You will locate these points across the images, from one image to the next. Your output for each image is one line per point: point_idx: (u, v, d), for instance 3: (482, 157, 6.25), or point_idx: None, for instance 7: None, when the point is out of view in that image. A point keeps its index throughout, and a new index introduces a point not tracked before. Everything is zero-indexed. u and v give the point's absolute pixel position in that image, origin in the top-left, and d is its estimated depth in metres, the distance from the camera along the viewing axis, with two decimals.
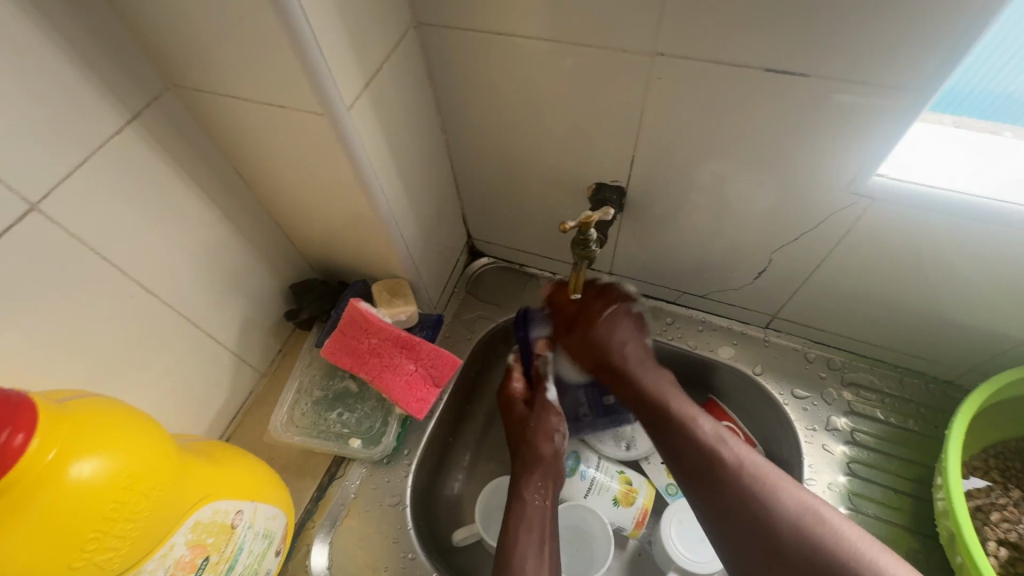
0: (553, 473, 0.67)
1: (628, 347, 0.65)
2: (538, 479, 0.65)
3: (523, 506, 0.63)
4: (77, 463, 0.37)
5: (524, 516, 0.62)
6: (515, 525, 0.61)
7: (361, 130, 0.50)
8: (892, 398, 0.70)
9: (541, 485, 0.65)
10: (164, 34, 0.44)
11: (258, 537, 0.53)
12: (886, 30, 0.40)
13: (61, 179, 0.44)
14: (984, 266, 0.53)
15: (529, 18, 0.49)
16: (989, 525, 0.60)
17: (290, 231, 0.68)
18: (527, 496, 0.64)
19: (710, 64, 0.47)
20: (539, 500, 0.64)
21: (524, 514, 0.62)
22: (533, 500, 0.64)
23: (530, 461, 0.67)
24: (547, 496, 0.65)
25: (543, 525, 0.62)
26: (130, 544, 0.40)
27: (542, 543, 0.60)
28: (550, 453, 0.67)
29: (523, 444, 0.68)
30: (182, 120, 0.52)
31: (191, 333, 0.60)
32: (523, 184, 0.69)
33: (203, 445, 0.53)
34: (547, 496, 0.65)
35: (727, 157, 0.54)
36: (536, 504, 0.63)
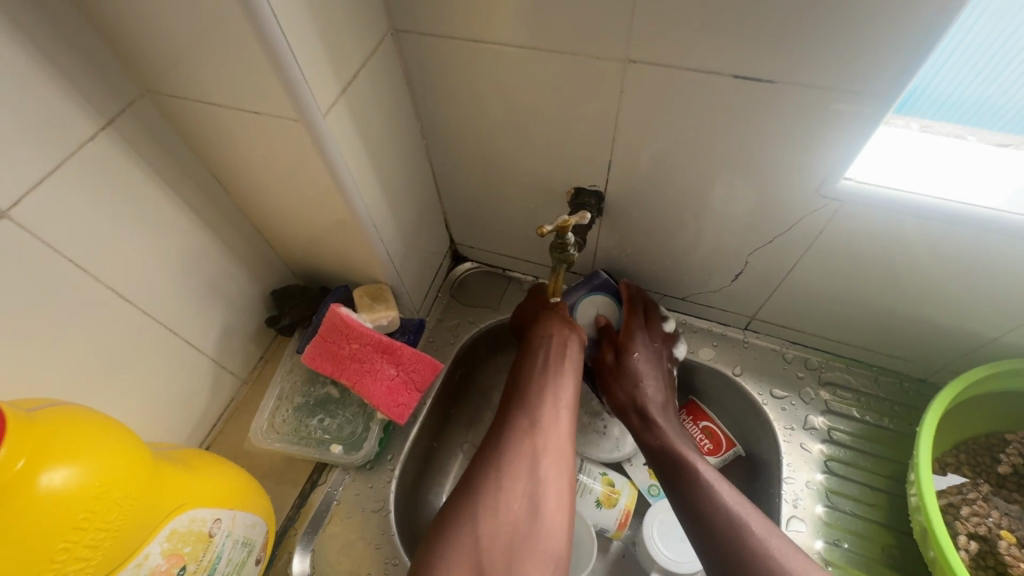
0: (577, 341, 0.68)
1: (649, 389, 0.68)
2: (557, 346, 0.67)
3: (547, 367, 0.65)
4: (46, 472, 0.36)
5: (542, 377, 0.65)
6: (536, 386, 0.64)
7: (338, 137, 0.51)
8: (867, 396, 0.72)
9: (564, 349, 0.67)
10: (138, 41, 0.45)
11: (237, 545, 0.53)
12: (848, 37, 0.41)
13: (32, 187, 0.43)
14: (951, 266, 0.54)
15: (503, 26, 0.50)
16: (960, 519, 0.61)
17: (269, 237, 0.68)
18: (549, 358, 0.66)
19: (680, 70, 0.48)
20: (560, 364, 0.66)
21: (549, 377, 0.65)
22: (561, 368, 0.65)
23: (556, 336, 0.67)
24: (573, 358, 0.67)
25: (565, 380, 0.65)
26: (103, 554, 0.40)
27: (559, 395, 0.64)
28: (577, 334, 0.69)
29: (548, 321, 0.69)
30: (157, 126, 0.52)
31: (170, 340, 0.60)
32: (503, 189, 0.70)
33: (180, 453, 0.53)
34: (572, 358, 0.67)
35: (701, 161, 0.56)
36: (551, 368, 0.65)
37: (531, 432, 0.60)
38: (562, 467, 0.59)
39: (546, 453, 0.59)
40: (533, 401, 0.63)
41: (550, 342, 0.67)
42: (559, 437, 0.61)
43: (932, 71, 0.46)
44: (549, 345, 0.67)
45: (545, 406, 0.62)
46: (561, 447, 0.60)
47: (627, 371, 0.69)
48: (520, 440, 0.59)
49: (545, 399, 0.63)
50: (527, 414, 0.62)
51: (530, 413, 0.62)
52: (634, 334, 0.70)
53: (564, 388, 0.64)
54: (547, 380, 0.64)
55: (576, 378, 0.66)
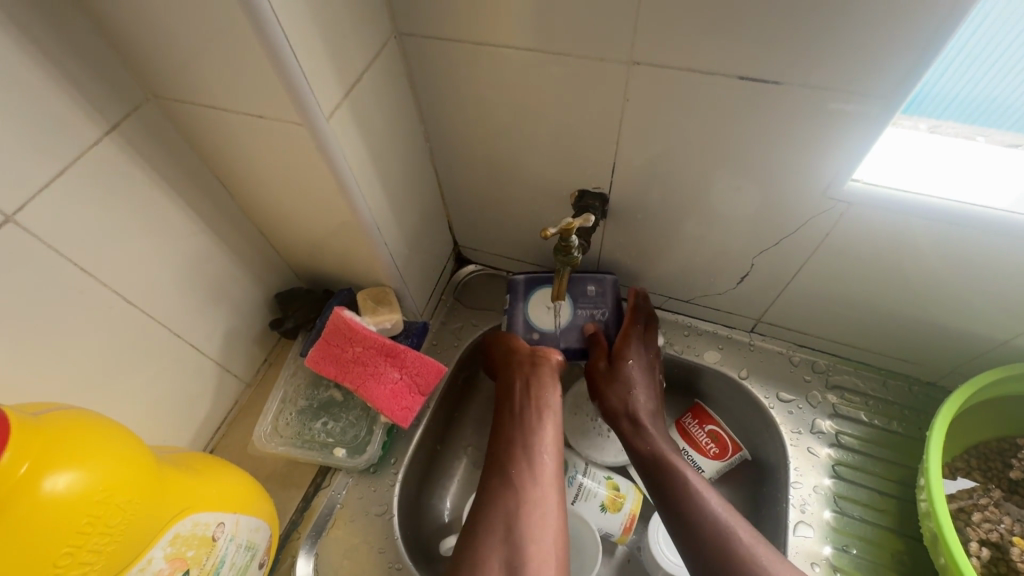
0: (550, 376, 0.68)
1: (639, 397, 0.67)
2: (522, 391, 0.67)
3: (518, 416, 0.66)
4: (50, 476, 0.36)
5: (513, 427, 0.65)
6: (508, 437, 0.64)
7: (342, 140, 0.51)
8: (876, 400, 0.71)
9: (533, 392, 0.67)
10: (142, 44, 0.45)
11: (241, 549, 0.53)
12: (856, 37, 0.41)
13: (37, 191, 0.43)
14: (962, 267, 0.53)
15: (507, 28, 0.50)
16: (971, 525, 0.60)
17: (274, 239, 0.68)
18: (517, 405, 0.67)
19: (685, 72, 0.47)
20: (530, 412, 0.66)
21: (522, 425, 0.65)
22: (533, 414, 0.66)
23: (521, 377, 0.68)
24: (546, 398, 0.67)
25: (541, 426, 0.65)
26: (107, 558, 0.40)
27: (533, 440, 0.63)
28: (548, 367, 0.69)
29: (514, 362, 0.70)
30: (162, 130, 0.52)
31: (175, 344, 0.60)
32: (507, 191, 0.69)
33: (184, 456, 0.53)
34: (543, 398, 0.67)
35: (706, 163, 0.55)
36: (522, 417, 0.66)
37: (510, 489, 0.60)
38: (548, 520, 0.58)
39: (528, 507, 0.58)
40: (508, 453, 0.63)
41: (517, 384, 0.68)
42: (543, 486, 0.60)
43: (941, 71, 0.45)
44: (517, 390, 0.68)
45: (518, 457, 0.62)
46: (546, 499, 0.59)
47: (619, 377, 0.68)
48: (499, 495, 0.59)
49: (516, 452, 0.63)
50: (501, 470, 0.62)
51: (511, 446, 0.64)
52: (627, 342, 0.69)
53: (540, 435, 0.64)
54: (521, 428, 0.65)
55: (552, 424, 0.66)
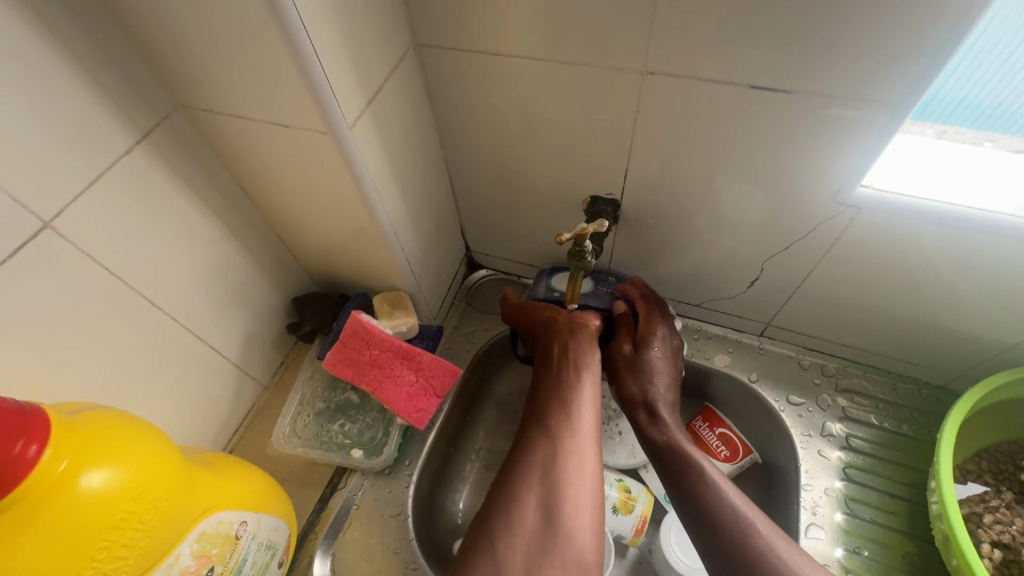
0: (590, 339, 0.64)
1: (660, 384, 0.65)
2: (560, 351, 0.63)
3: (555, 375, 0.62)
4: (87, 472, 0.37)
5: (550, 385, 0.61)
6: (546, 395, 0.61)
7: (363, 148, 0.52)
8: (886, 403, 0.71)
9: (572, 353, 0.63)
10: (173, 57, 0.46)
11: (262, 547, 0.54)
12: (865, 46, 0.42)
13: (73, 198, 0.45)
14: (970, 271, 0.54)
15: (524, 39, 0.51)
16: (982, 527, 0.60)
17: (292, 245, 0.69)
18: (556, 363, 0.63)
19: (697, 81, 0.49)
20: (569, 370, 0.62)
21: (559, 384, 0.61)
22: (570, 372, 0.61)
23: (559, 339, 0.64)
24: (586, 356, 0.62)
25: (580, 385, 0.60)
26: (138, 553, 0.41)
27: (572, 399, 0.59)
28: (586, 330, 0.64)
29: (555, 325, 0.66)
30: (189, 139, 0.54)
31: (197, 347, 0.61)
32: (520, 197, 0.71)
33: (207, 456, 0.54)
34: (582, 356, 0.62)
35: (718, 169, 0.56)
36: (557, 376, 0.62)
37: (547, 441, 0.56)
38: (585, 474, 0.55)
39: (564, 462, 0.55)
40: (545, 408, 0.59)
41: (555, 347, 0.64)
42: (580, 442, 0.56)
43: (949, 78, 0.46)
44: (554, 351, 0.64)
45: (555, 415, 0.58)
46: (582, 452, 0.56)
47: (642, 362, 0.66)
48: (534, 452, 0.56)
49: (552, 408, 0.59)
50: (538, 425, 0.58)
51: (552, 394, 0.60)
52: (651, 326, 0.67)
53: (578, 392, 0.60)
54: (559, 387, 0.61)
55: (594, 383, 0.61)
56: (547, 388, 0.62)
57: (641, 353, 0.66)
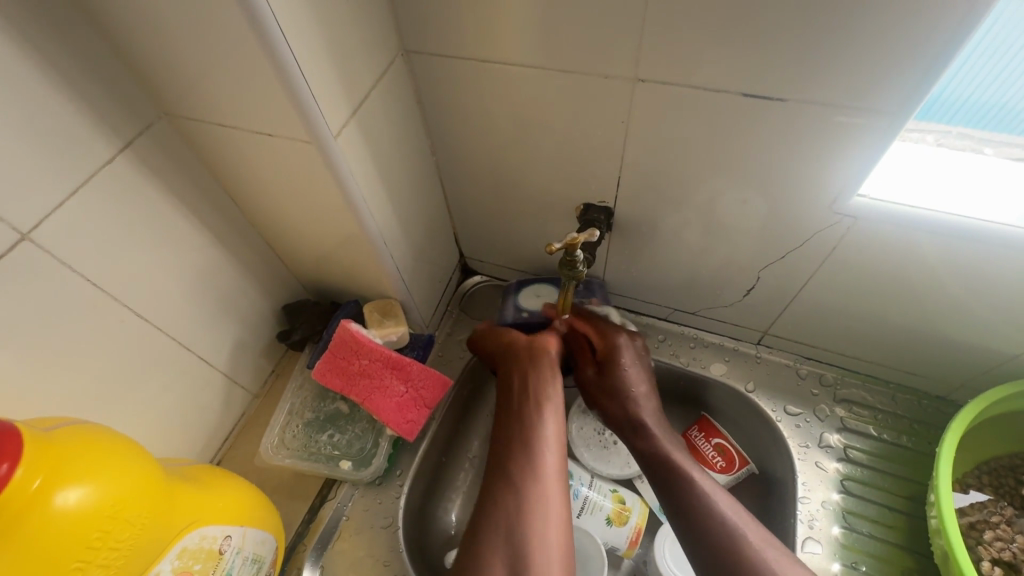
0: (549, 366, 0.67)
1: (639, 397, 0.65)
2: (520, 385, 0.65)
3: (518, 412, 0.63)
4: (61, 492, 0.37)
5: (512, 421, 0.62)
6: (508, 431, 0.61)
7: (349, 156, 0.51)
8: (885, 414, 0.70)
9: (532, 385, 0.65)
10: (155, 65, 0.46)
11: (247, 562, 0.53)
12: (860, 53, 0.41)
13: (53, 209, 0.44)
14: (971, 282, 0.53)
15: (514, 45, 0.50)
16: (983, 544, 0.59)
17: (282, 252, 0.68)
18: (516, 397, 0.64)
19: (689, 88, 0.48)
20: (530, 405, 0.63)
21: (521, 421, 0.62)
22: (532, 406, 0.63)
23: (519, 371, 0.67)
24: (547, 386, 0.64)
25: (541, 422, 0.61)
26: (115, 572, 0.40)
27: (535, 434, 0.60)
28: (546, 359, 0.67)
29: (514, 356, 0.68)
30: (174, 147, 0.53)
31: (184, 357, 0.60)
32: (513, 204, 0.70)
33: (191, 469, 0.53)
34: (543, 388, 0.64)
35: (712, 177, 0.55)
36: (521, 412, 0.63)
37: (512, 489, 0.56)
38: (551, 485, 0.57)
39: (529, 475, 0.57)
40: (508, 452, 0.59)
41: (515, 379, 0.66)
42: (547, 454, 0.59)
43: (954, 74, 0.44)
44: (514, 385, 0.66)
45: (521, 456, 0.59)
46: (548, 495, 0.56)
47: (612, 380, 0.67)
48: (498, 494, 0.56)
49: (516, 448, 0.59)
50: (503, 471, 0.58)
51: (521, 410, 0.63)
52: (615, 337, 0.69)
53: (542, 408, 0.62)
54: (521, 424, 0.61)
55: (557, 417, 0.62)
56: (508, 425, 0.62)
57: (607, 364, 0.68)
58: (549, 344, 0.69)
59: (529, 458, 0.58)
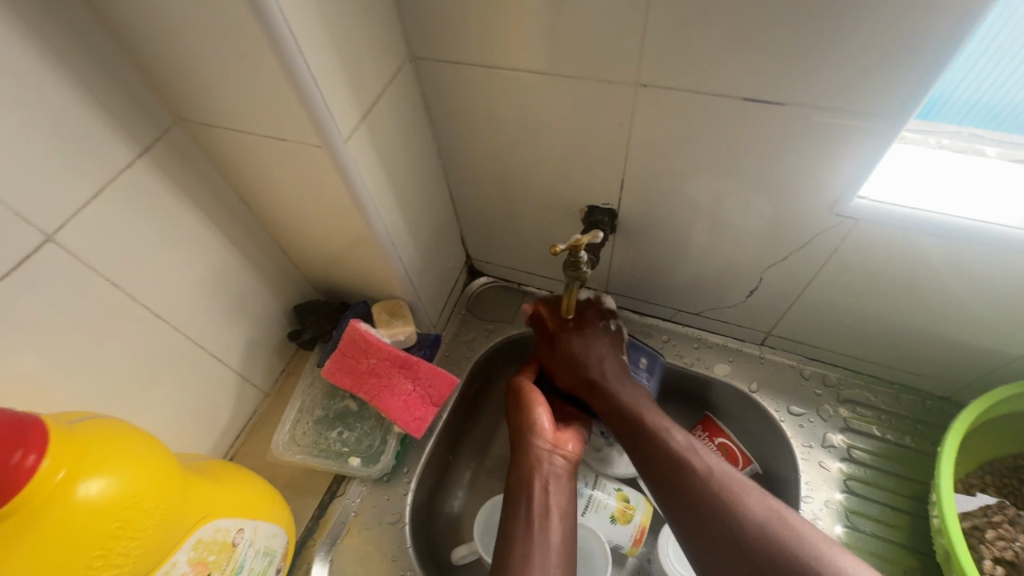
0: (565, 477, 0.64)
1: (605, 363, 0.67)
2: (539, 485, 0.62)
3: (533, 518, 0.60)
4: (84, 481, 0.38)
5: (522, 531, 0.59)
6: (518, 530, 0.59)
7: (358, 160, 0.53)
8: (889, 414, 0.70)
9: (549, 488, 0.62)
10: (172, 72, 0.47)
11: (259, 555, 0.54)
12: (858, 57, 0.42)
13: (75, 211, 0.46)
14: (972, 283, 0.53)
15: (518, 51, 0.51)
16: (985, 542, 0.59)
17: (293, 254, 0.70)
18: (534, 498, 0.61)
19: (689, 92, 0.49)
20: (546, 513, 0.60)
21: (533, 530, 0.59)
22: (548, 519, 0.60)
23: (540, 474, 0.63)
24: (563, 498, 0.62)
25: (554, 483, 0.63)
26: (134, 561, 0.42)
27: (546, 539, 0.58)
28: (565, 469, 0.64)
29: (534, 460, 0.64)
30: (189, 151, 0.55)
31: (198, 355, 0.62)
32: (518, 206, 0.71)
33: (205, 464, 0.55)
34: (558, 499, 0.62)
35: (715, 179, 0.56)
36: (535, 519, 0.59)
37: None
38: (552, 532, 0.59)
39: (534, 527, 0.59)
40: (521, 568, 0.56)
41: (535, 484, 0.62)
42: (552, 509, 0.60)
43: (960, 76, 0.45)
44: (534, 492, 0.62)
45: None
46: (547, 547, 0.57)
47: (566, 349, 0.69)
48: (506, 548, 0.58)
49: (528, 564, 0.56)
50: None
51: (532, 465, 0.64)
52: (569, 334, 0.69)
53: (552, 466, 0.64)
54: (531, 480, 0.63)
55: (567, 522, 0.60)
56: (519, 530, 0.59)
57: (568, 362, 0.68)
58: (569, 441, 0.66)
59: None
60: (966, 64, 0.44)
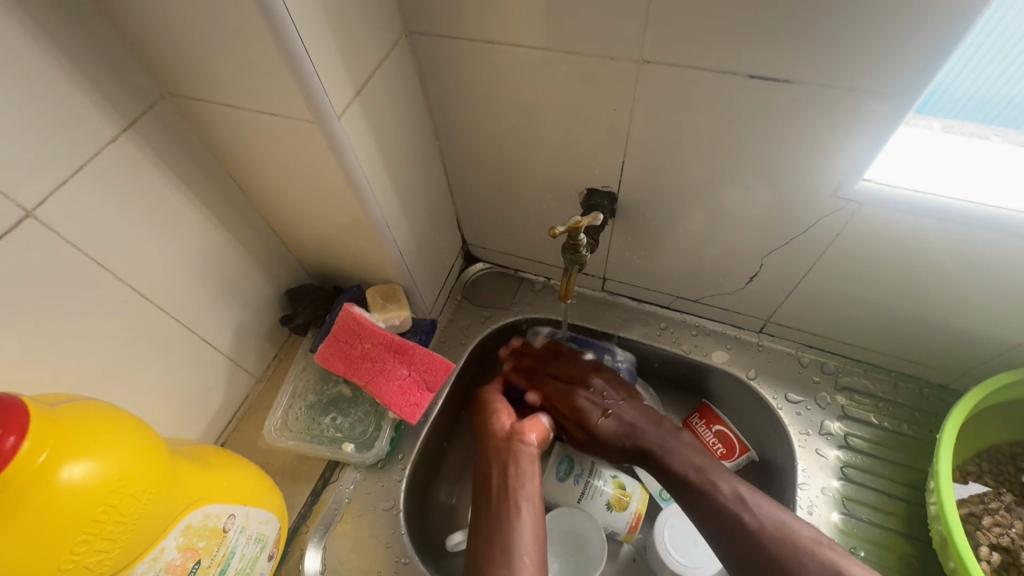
0: (531, 462, 0.64)
1: (626, 412, 0.68)
2: (500, 471, 0.63)
3: (496, 506, 0.60)
4: (67, 465, 0.37)
5: (487, 522, 0.59)
6: (486, 525, 0.59)
7: (352, 138, 0.51)
8: (886, 402, 0.70)
9: (512, 475, 0.62)
10: (157, 42, 0.45)
11: (251, 541, 0.53)
12: (870, 35, 0.41)
13: (56, 186, 0.44)
14: (975, 269, 0.53)
15: (518, 26, 0.50)
16: (981, 529, 0.60)
17: (285, 236, 0.68)
18: (495, 483, 0.62)
19: (695, 70, 0.47)
20: (509, 498, 0.60)
21: (499, 520, 0.59)
22: (512, 503, 0.60)
23: (500, 461, 0.64)
24: (527, 482, 0.62)
25: (513, 466, 0.63)
26: (121, 546, 0.41)
27: (508, 521, 0.58)
28: (526, 452, 0.64)
29: (491, 452, 0.65)
30: (177, 127, 0.53)
31: (187, 338, 0.61)
32: (516, 189, 0.69)
33: (196, 449, 0.53)
34: (524, 482, 0.61)
35: (717, 162, 0.55)
36: (496, 506, 0.60)
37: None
38: (519, 520, 0.58)
39: (497, 518, 0.59)
40: (487, 556, 0.56)
41: (495, 471, 0.63)
42: (513, 494, 0.60)
43: (958, 72, 0.45)
44: (493, 481, 0.62)
45: (498, 556, 0.55)
46: (513, 533, 0.57)
47: (581, 401, 0.69)
48: (478, 544, 0.58)
49: (494, 549, 0.56)
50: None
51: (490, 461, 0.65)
52: (577, 400, 0.70)
53: (506, 453, 0.64)
54: (492, 474, 0.63)
55: (530, 505, 0.60)
56: (487, 521, 0.59)
57: (583, 427, 0.68)
58: (530, 430, 0.67)
59: (509, 561, 0.55)
60: (964, 59, 0.44)
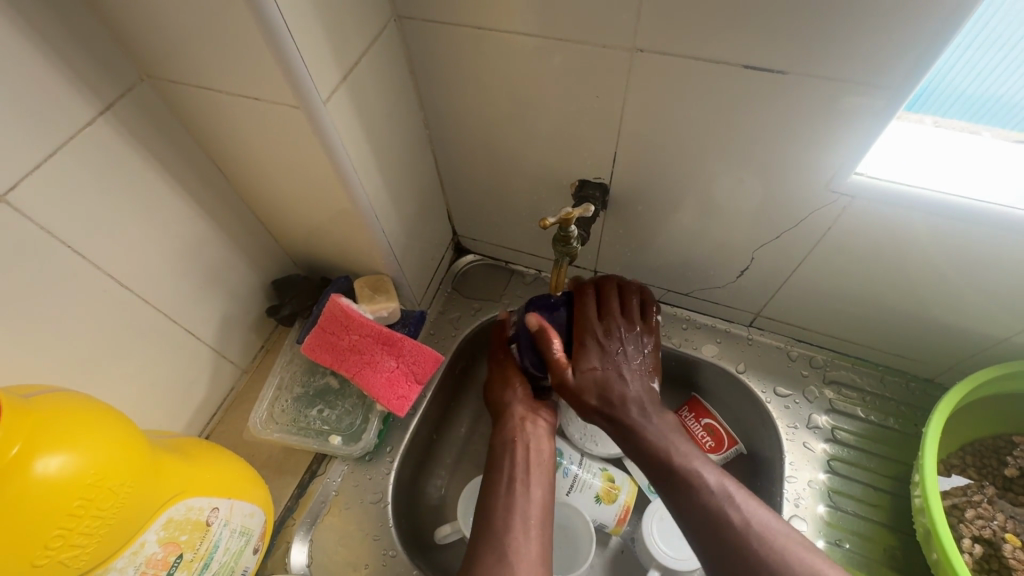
0: (544, 435, 0.66)
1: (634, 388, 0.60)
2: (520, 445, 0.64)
3: (514, 470, 0.62)
4: (41, 459, 0.36)
5: (504, 495, 0.60)
6: (500, 487, 0.61)
7: (338, 124, 0.50)
8: (873, 396, 0.71)
9: (531, 449, 0.64)
10: (135, 22, 0.44)
11: (235, 534, 0.53)
12: (865, 27, 0.40)
13: (29, 171, 0.43)
14: (962, 264, 0.53)
15: (509, 12, 0.49)
16: (964, 522, 0.60)
17: (270, 225, 0.67)
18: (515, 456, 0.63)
19: (688, 60, 0.46)
20: (527, 476, 0.61)
21: (514, 481, 0.61)
22: (528, 470, 0.62)
23: (522, 441, 0.64)
24: (542, 456, 0.64)
25: (534, 438, 0.65)
26: (99, 541, 0.40)
27: (526, 493, 0.60)
28: (542, 426, 0.67)
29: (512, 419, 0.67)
30: (156, 111, 0.51)
31: (169, 329, 0.59)
32: (506, 179, 0.69)
33: (178, 441, 0.52)
34: (541, 454, 0.64)
35: (708, 156, 0.54)
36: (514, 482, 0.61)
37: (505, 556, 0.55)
38: (534, 488, 0.61)
39: (515, 481, 0.61)
40: (502, 516, 0.58)
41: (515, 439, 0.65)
42: (531, 464, 0.63)
43: (948, 67, 0.44)
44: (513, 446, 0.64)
45: (514, 519, 0.58)
46: (528, 498, 0.59)
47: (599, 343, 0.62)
48: (492, 503, 0.59)
49: (513, 515, 0.58)
50: (499, 530, 0.57)
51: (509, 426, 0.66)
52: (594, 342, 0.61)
53: (525, 423, 0.66)
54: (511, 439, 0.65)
55: (543, 484, 0.61)
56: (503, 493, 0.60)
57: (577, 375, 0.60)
58: (545, 409, 0.68)
59: (522, 522, 0.57)
60: (958, 51, 0.43)
